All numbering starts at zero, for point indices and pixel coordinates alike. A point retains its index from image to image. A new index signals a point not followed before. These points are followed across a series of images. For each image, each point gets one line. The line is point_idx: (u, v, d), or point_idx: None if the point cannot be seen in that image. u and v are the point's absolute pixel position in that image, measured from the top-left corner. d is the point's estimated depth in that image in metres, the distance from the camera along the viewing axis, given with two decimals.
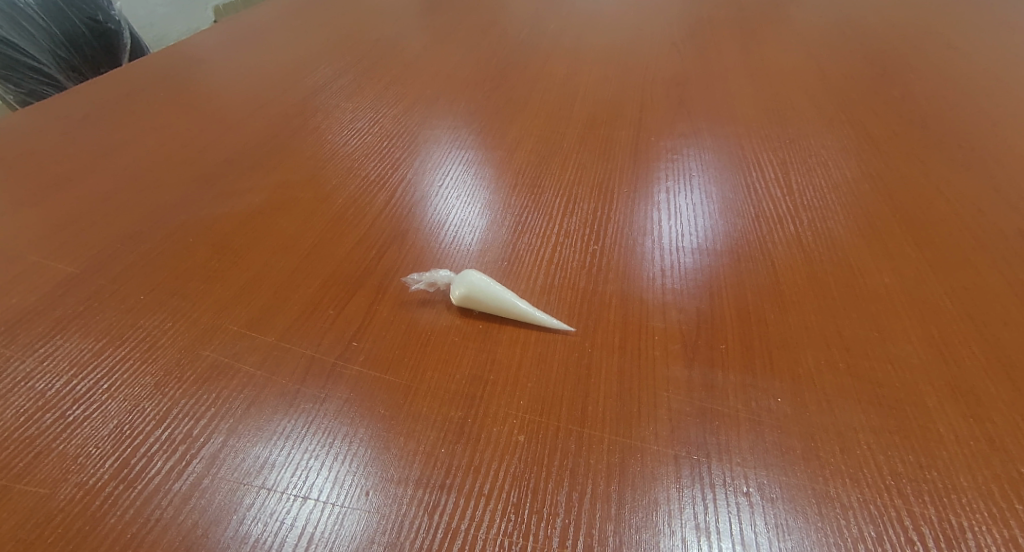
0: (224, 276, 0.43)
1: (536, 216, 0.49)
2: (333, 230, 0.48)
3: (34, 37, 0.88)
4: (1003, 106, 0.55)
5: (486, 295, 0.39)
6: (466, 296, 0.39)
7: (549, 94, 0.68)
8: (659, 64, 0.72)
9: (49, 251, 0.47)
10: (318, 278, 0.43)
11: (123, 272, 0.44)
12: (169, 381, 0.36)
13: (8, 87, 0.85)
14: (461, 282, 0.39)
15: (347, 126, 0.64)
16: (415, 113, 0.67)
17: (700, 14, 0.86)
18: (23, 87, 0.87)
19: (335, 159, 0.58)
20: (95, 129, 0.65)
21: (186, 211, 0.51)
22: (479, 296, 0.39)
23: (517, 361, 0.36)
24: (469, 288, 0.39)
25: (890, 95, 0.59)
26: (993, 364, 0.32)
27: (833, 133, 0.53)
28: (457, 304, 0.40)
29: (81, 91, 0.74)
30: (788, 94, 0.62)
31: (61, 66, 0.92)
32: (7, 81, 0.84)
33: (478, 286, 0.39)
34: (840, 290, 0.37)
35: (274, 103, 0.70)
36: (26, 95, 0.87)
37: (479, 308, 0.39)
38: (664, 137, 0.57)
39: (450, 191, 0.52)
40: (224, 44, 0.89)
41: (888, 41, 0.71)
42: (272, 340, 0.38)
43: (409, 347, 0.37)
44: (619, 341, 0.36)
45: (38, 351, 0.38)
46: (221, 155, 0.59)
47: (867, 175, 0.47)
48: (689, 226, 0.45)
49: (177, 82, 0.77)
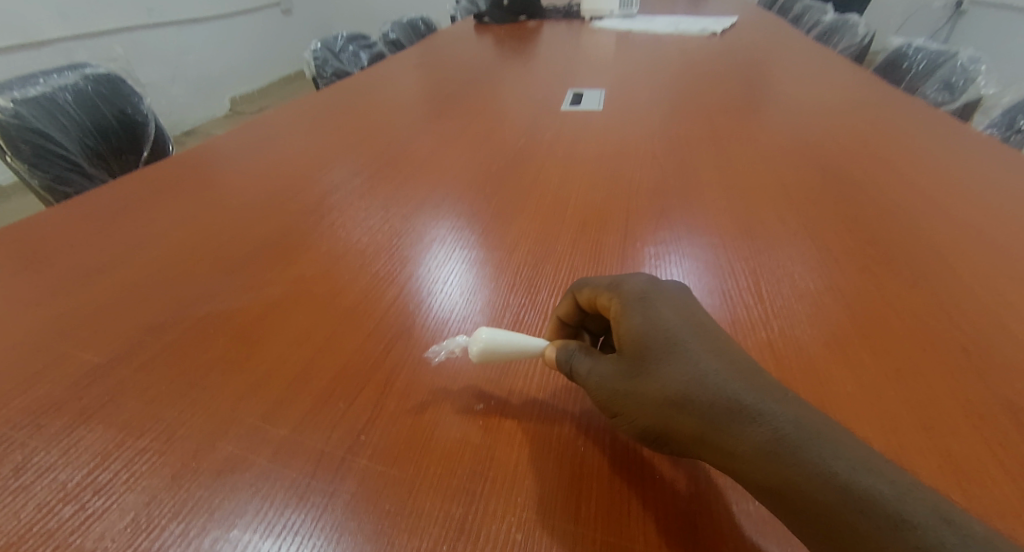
0: (244, 368, 0.47)
1: (533, 314, 0.53)
2: (345, 324, 0.52)
3: (65, 128, 1.02)
4: (943, 229, 0.62)
5: (502, 345, 0.43)
6: (484, 348, 0.43)
7: (542, 200, 0.76)
8: (642, 175, 0.81)
9: (78, 340, 0.50)
10: (330, 371, 0.46)
11: (147, 363, 0.47)
12: (185, 473, 0.38)
13: (36, 173, 0.97)
14: (478, 341, 0.43)
15: (360, 224, 0.71)
16: (422, 214, 0.73)
17: (678, 130, 0.98)
18: (50, 172, 0.98)
19: (347, 256, 0.63)
20: (127, 222, 0.70)
21: (209, 304, 0.54)
22: (496, 348, 0.43)
23: (517, 457, 0.39)
24: (486, 329, 0.44)
25: (845, 214, 0.67)
26: (946, 475, 0.35)
27: (798, 247, 0.60)
28: (476, 358, 0.43)
29: (114, 186, 0.81)
30: (757, 208, 0.69)
31: (87, 154, 1.05)
32: (35, 166, 0.96)
33: (494, 338, 0.43)
34: (808, 394, 0.41)
35: (293, 201, 0.76)
36: (51, 179, 0.99)
37: (497, 357, 0.43)
38: (648, 243, 0.63)
39: (454, 288, 0.57)
40: (250, 144, 0.99)
41: (841, 164, 0.81)
42: (284, 433, 0.40)
43: (414, 441, 0.40)
44: (611, 440, 0.40)
45: (62, 441, 0.40)
46: (243, 249, 0.64)
47: (830, 287, 0.53)
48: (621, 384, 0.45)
49: (204, 178, 0.84)
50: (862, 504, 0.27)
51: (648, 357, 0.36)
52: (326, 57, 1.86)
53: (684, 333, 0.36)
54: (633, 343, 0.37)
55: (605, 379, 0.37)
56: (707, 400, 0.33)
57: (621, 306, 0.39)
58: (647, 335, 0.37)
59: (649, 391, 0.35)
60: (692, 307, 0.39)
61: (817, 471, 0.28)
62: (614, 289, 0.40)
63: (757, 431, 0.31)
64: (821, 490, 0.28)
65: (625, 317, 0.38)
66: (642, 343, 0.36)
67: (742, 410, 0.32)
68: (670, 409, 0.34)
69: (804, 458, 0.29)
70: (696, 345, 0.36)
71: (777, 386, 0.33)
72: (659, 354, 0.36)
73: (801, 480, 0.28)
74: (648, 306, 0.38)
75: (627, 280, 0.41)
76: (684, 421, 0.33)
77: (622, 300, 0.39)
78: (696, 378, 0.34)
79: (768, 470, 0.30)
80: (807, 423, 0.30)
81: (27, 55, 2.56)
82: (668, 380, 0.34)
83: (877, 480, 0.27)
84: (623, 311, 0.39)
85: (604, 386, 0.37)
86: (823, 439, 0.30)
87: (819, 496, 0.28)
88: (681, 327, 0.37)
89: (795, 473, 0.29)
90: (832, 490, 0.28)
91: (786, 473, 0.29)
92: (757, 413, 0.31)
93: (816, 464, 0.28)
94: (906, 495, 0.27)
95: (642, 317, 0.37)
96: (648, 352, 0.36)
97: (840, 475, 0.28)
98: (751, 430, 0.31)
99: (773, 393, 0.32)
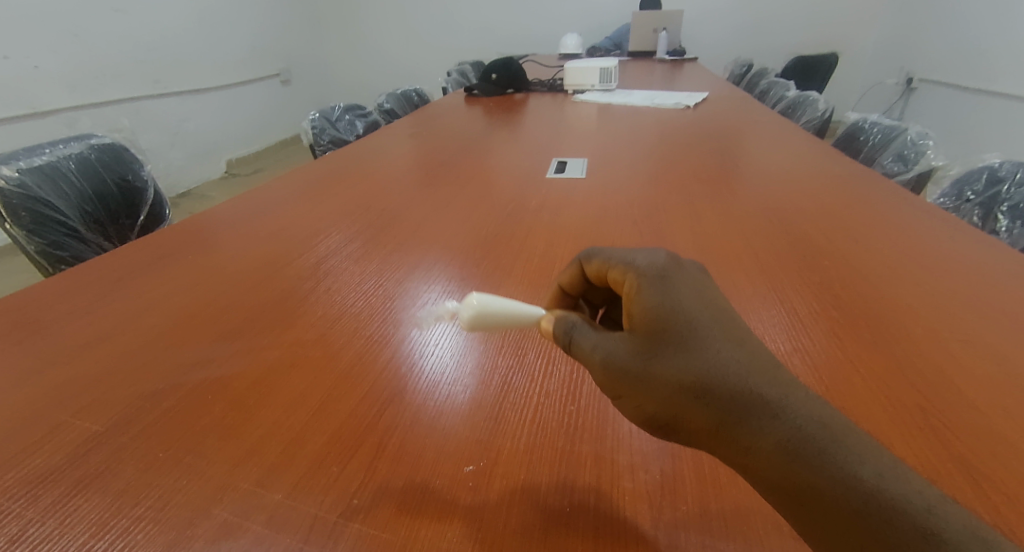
0: (239, 434, 0.48)
1: (520, 375, 0.55)
2: (340, 387, 0.54)
3: (66, 196, 1.06)
4: (900, 293, 0.67)
5: (489, 311, 0.50)
6: (473, 314, 0.50)
7: (529, 265, 0.80)
8: (622, 241, 0.86)
9: (77, 408, 0.51)
10: (323, 435, 0.48)
11: (145, 430, 0.49)
12: (179, 542, 0.39)
13: (33, 239, 0.99)
14: (468, 308, 0.50)
15: (355, 288, 0.74)
16: (415, 278, 0.77)
17: (655, 197, 1.05)
18: (47, 238, 1.01)
19: (342, 320, 0.66)
20: (128, 290, 0.73)
21: (206, 369, 0.56)
22: (483, 313, 0.50)
23: (504, 519, 0.40)
24: (479, 293, 0.51)
25: (811, 278, 0.72)
26: None
27: (768, 310, 0.64)
28: (467, 324, 0.50)
29: (115, 254, 0.84)
30: (729, 272, 0.74)
31: (85, 219, 1.09)
32: (34, 233, 0.99)
33: (481, 305, 0.50)
34: None
35: (290, 267, 0.80)
36: (47, 245, 1.01)
37: (485, 321, 0.50)
38: None
39: (444, 351, 0.60)
40: (250, 211, 1.03)
41: (806, 230, 0.87)
42: (277, 499, 0.42)
43: (405, 504, 0.41)
44: (594, 500, 0.42)
45: (58, 512, 0.42)
46: (241, 315, 0.67)
47: (797, 349, 0.57)
48: None
49: (204, 245, 0.87)
50: (890, 508, 0.30)
51: (668, 341, 0.39)
52: (324, 126, 1.96)
53: (700, 320, 0.40)
54: (651, 325, 0.40)
55: (617, 357, 0.39)
56: (728, 390, 0.36)
57: (645, 286, 0.42)
58: (667, 318, 0.40)
59: (666, 374, 0.38)
60: (706, 291, 0.43)
61: (841, 474, 0.32)
62: (634, 270, 0.44)
63: (780, 428, 0.34)
64: (846, 491, 0.31)
65: (644, 298, 0.42)
66: (661, 325, 0.40)
67: (766, 406, 0.35)
68: (686, 394, 0.37)
69: (832, 462, 0.32)
70: (713, 334, 0.39)
71: (803, 388, 0.37)
72: (676, 338, 0.39)
73: (826, 480, 0.32)
74: (669, 291, 0.41)
75: (649, 261, 0.44)
76: (700, 406, 0.36)
77: (643, 281, 0.43)
78: (716, 367, 0.37)
79: (791, 465, 0.33)
80: (833, 427, 0.34)
81: (34, 122, 2.66)
82: (687, 365, 0.37)
83: (903, 488, 0.31)
84: (645, 291, 0.42)
85: (615, 361, 0.39)
86: (850, 444, 0.33)
87: (846, 495, 0.31)
88: (699, 314, 0.40)
89: (820, 472, 0.32)
90: (858, 491, 0.31)
91: (811, 472, 0.33)
92: (780, 412, 0.35)
93: (844, 468, 0.32)
94: (934, 503, 0.31)
95: (661, 300, 0.41)
96: (668, 336, 0.39)
97: (869, 482, 0.31)
98: (773, 426, 0.34)
99: (800, 394, 0.36)
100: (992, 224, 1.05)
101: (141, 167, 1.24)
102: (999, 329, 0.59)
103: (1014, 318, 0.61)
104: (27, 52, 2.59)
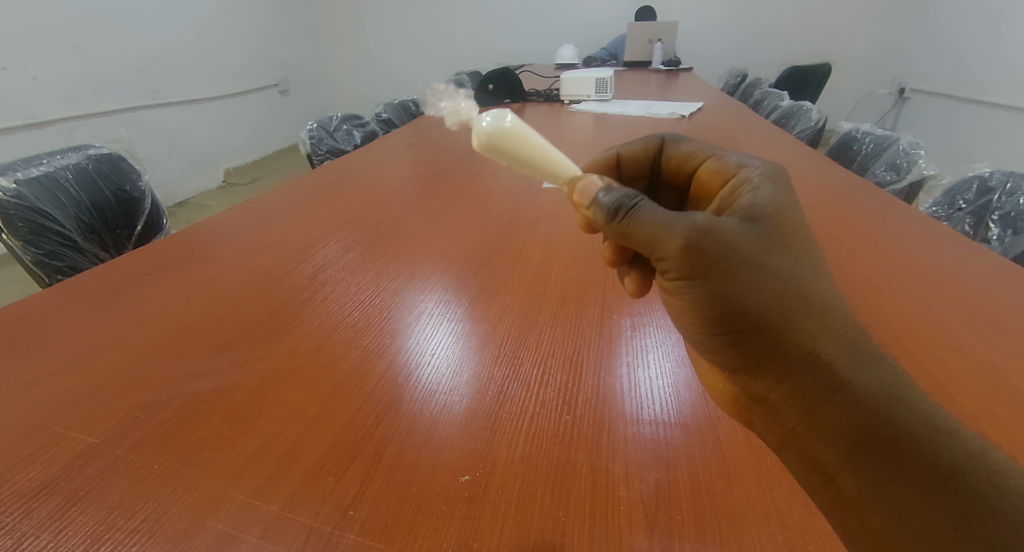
0: (234, 445, 0.48)
1: (516, 384, 0.55)
2: (336, 398, 0.54)
3: (63, 205, 1.06)
4: (893, 300, 0.68)
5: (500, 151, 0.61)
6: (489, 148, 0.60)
7: (525, 274, 0.80)
8: None
9: (72, 421, 0.51)
10: (320, 445, 0.48)
11: (141, 441, 0.49)
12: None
13: (29, 249, 1.00)
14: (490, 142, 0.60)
15: (351, 298, 0.74)
16: (411, 288, 0.77)
17: None
18: (43, 248, 1.01)
19: (337, 331, 0.66)
20: (125, 301, 0.73)
21: (201, 380, 0.56)
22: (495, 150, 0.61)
23: (499, 530, 0.40)
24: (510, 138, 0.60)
25: None
26: None
27: None
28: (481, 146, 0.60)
29: (111, 265, 0.84)
30: None
31: (81, 229, 1.09)
32: (29, 243, 0.99)
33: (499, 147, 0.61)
34: (774, 465, 0.45)
35: (287, 277, 0.80)
36: (43, 255, 1.01)
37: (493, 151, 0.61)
38: (625, 315, 0.67)
39: (439, 360, 0.60)
40: (247, 221, 1.03)
41: None
42: (274, 510, 0.42)
43: (401, 516, 0.42)
44: (589, 511, 0.42)
45: (53, 525, 0.42)
46: (238, 325, 0.67)
47: None
48: (641, 375, 0.56)
49: (200, 256, 0.87)
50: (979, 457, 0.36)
51: (786, 247, 0.42)
52: (321, 136, 1.97)
53: (810, 239, 0.44)
54: (774, 222, 0.43)
55: (738, 236, 0.41)
56: (839, 318, 0.41)
57: (770, 188, 0.46)
58: (785, 222, 0.44)
59: (781, 272, 0.41)
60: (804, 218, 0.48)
61: (943, 424, 0.38)
62: (762, 174, 0.48)
63: (890, 367, 0.40)
64: (946, 439, 0.37)
65: (768, 194, 0.46)
66: (784, 228, 0.43)
67: (874, 348, 0.40)
68: (796, 294, 0.40)
69: (935, 414, 0.38)
70: (818, 258, 0.44)
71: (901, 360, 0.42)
72: (790, 243, 0.43)
73: (925, 422, 0.37)
74: (792, 202, 0.46)
75: (770, 170, 0.49)
76: (803, 313, 0.40)
77: (771, 185, 0.47)
78: (822, 289, 0.42)
79: (898, 400, 0.38)
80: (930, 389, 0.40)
81: (33, 133, 2.67)
82: (798, 274, 0.41)
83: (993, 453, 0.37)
84: (766, 190, 0.46)
85: (726, 236, 0.41)
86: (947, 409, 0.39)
87: (943, 440, 0.37)
88: (810, 235, 0.45)
89: (925, 413, 0.38)
90: (953, 440, 0.37)
91: (916, 412, 0.38)
92: (881, 354, 0.40)
93: (944, 422, 0.38)
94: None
95: (785, 206, 0.45)
96: (787, 241, 0.43)
97: (966, 437, 0.37)
98: (880, 363, 0.40)
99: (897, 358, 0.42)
100: (985, 232, 1.07)
101: (139, 177, 1.24)
102: (991, 337, 0.60)
103: (1004, 326, 0.62)
104: (27, 64, 2.60)
